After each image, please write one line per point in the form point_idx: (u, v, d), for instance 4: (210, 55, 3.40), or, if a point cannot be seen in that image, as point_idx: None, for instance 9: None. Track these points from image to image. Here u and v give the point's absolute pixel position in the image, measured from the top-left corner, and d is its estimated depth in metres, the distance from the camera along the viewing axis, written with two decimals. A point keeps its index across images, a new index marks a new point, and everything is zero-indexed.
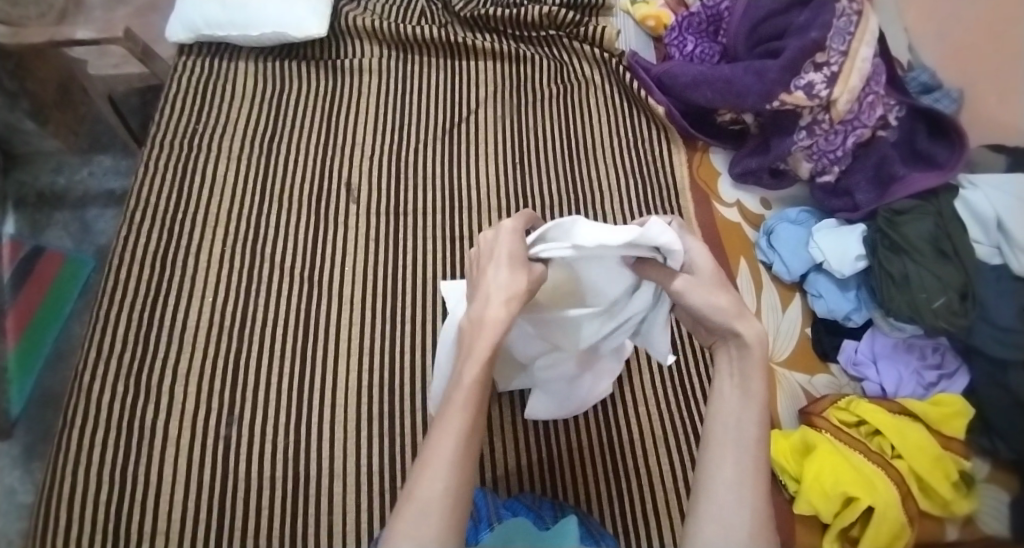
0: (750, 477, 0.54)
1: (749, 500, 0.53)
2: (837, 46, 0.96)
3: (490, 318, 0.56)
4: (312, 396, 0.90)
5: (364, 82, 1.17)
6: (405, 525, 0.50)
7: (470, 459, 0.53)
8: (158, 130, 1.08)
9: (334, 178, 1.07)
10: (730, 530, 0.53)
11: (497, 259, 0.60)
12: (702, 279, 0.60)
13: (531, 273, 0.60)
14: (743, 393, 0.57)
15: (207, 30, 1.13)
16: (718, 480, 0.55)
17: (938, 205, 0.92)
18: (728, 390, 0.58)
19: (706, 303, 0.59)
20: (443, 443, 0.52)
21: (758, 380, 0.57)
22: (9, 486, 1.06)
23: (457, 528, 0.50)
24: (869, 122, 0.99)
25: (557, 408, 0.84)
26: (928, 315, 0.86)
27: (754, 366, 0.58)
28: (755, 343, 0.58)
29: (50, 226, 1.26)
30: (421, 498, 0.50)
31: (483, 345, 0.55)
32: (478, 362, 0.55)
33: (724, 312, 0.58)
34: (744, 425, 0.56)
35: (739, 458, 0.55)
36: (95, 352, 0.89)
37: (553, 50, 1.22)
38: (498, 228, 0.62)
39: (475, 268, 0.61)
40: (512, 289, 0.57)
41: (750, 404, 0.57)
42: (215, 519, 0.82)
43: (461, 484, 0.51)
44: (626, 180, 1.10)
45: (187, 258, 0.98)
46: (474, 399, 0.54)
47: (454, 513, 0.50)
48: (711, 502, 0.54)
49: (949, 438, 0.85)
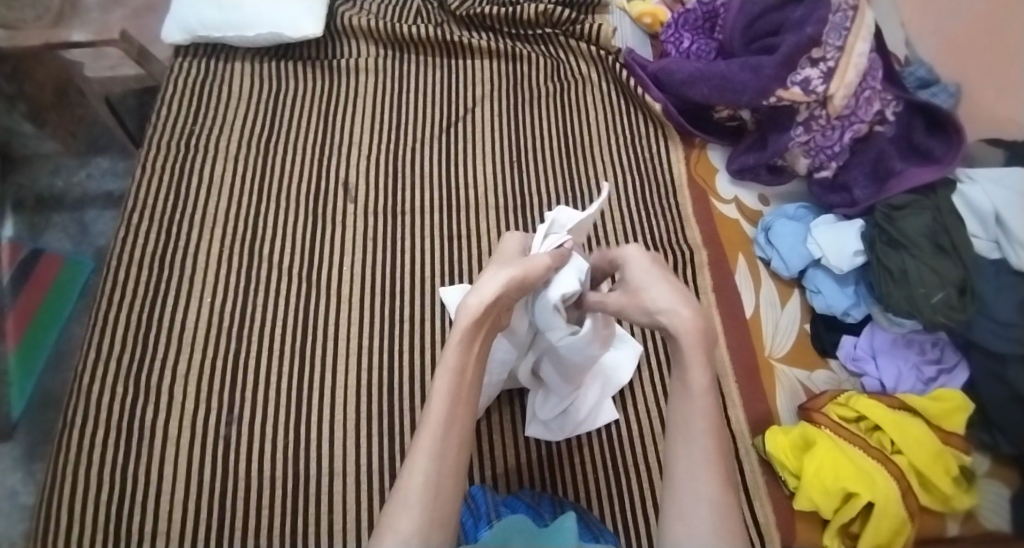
0: (704, 467, 0.59)
1: (705, 492, 0.58)
2: (834, 41, 0.95)
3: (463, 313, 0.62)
4: (311, 393, 0.90)
5: (361, 82, 1.17)
6: (391, 519, 0.56)
7: (450, 450, 0.59)
8: (155, 131, 1.08)
9: (332, 178, 1.07)
10: (692, 525, 0.58)
11: (491, 268, 0.66)
12: (633, 284, 0.67)
13: (521, 268, 0.64)
14: (685, 388, 0.62)
15: (203, 31, 1.13)
16: (676, 471, 0.60)
17: (937, 200, 0.92)
18: (674, 385, 0.64)
19: (637, 307, 0.65)
20: (426, 433, 0.59)
21: (695, 373, 0.62)
22: (10, 487, 1.06)
23: (440, 516, 0.56)
24: (866, 117, 0.99)
25: (556, 432, 0.85)
26: (925, 309, 0.86)
27: (688, 358, 0.62)
28: (684, 338, 0.62)
29: (48, 228, 1.26)
30: (405, 489, 0.57)
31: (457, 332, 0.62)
32: (454, 350, 0.62)
33: (650, 308, 0.64)
34: (690, 417, 0.62)
35: (690, 447, 0.61)
36: (94, 353, 0.89)
37: (549, 48, 1.22)
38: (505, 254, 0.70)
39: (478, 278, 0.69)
40: (486, 287, 0.63)
41: (692, 396, 0.62)
42: (215, 520, 0.82)
43: (439, 475, 0.57)
44: (623, 176, 1.10)
45: (185, 258, 0.98)
46: (448, 387, 0.60)
47: (434, 500, 0.56)
48: (675, 500, 0.59)
49: (948, 433, 0.85)
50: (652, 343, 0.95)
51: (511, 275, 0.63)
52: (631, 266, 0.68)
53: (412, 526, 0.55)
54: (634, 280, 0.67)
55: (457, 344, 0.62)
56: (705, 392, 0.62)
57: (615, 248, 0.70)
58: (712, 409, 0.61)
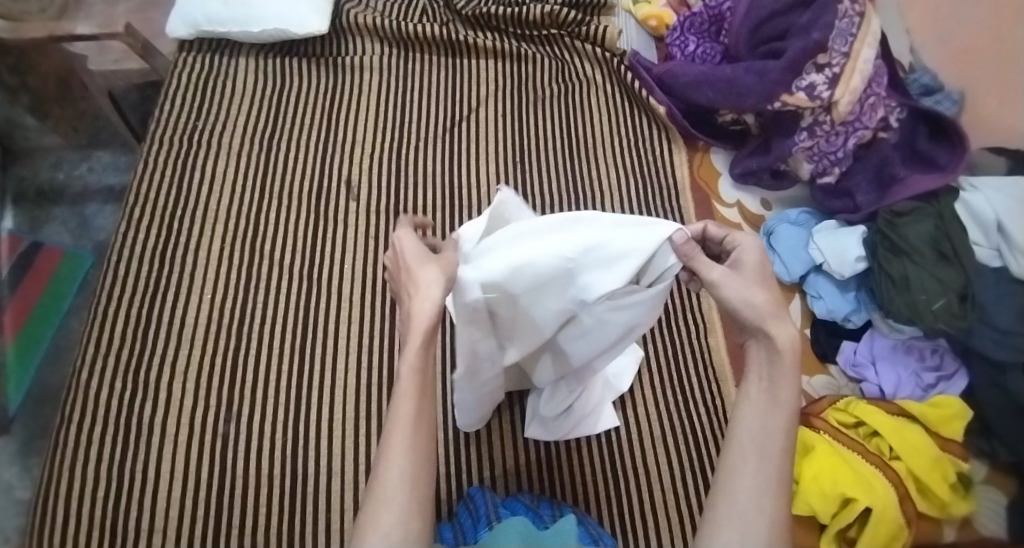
0: (773, 483, 0.52)
1: (770, 508, 0.51)
2: (839, 47, 0.96)
3: (416, 311, 0.54)
4: (310, 394, 0.89)
5: (365, 79, 1.17)
6: (370, 516, 0.50)
7: (425, 442, 0.53)
8: (158, 125, 1.08)
9: (335, 176, 1.07)
10: (747, 535, 0.51)
11: (418, 262, 0.57)
12: (743, 273, 0.58)
13: (442, 263, 0.58)
14: (772, 399, 0.55)
15: (208, 26, 1.12)
16: (740, 480, 0.53)
17: (939, 207, 0.93)
18: (755, 395, 0.56)
19: (740, 298, 0.56)
20: (395, 430, 0.53)
21: (789, 389, 0.55)
22: (6, 482, 1.05)
23: (421, 510, 0.51)
24: (870, 124, 0.99)
25: (555, 434, 0.84)
26: (927, 315, 0.86)
27: (785, 373, 0.55)
28: (788, 351, 0.55)
29: (48, 221, 1.26)
30: (383, 485, 0.51)
31: (414, 332, 0.54)
32: (412, 351, 0.54)
33: (757, 311, 0.55)
34: (770, 434, 0.54)
35: (761, 465, 0.53)
36: (93, 348, 0.89)
37: (554, 49, 1.22)
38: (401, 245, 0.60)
39: (396, 281, 0.59)
40: (426, 280, 0.56)
41: (777, 411, 0.54)
42: (213, 517, 0.81)
43: (417, 469, 0.52)
44: (626, 178, 1.10)
45: (187, 254, 0.98)
46: (415, 383, 0.54)
47: (414, 492, 0.51)
48: (730, 506, 0.52)
49: (947, 440, 0.85)
50: (656, 344, 0.96)
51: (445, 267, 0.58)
52: (745, 255, 0.59)
53: (393, 523, 0.50)
54: (743, 269, 0.58)
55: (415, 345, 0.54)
56: (792, 412, 0.54)
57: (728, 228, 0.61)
58: (793, 430, 0.54)
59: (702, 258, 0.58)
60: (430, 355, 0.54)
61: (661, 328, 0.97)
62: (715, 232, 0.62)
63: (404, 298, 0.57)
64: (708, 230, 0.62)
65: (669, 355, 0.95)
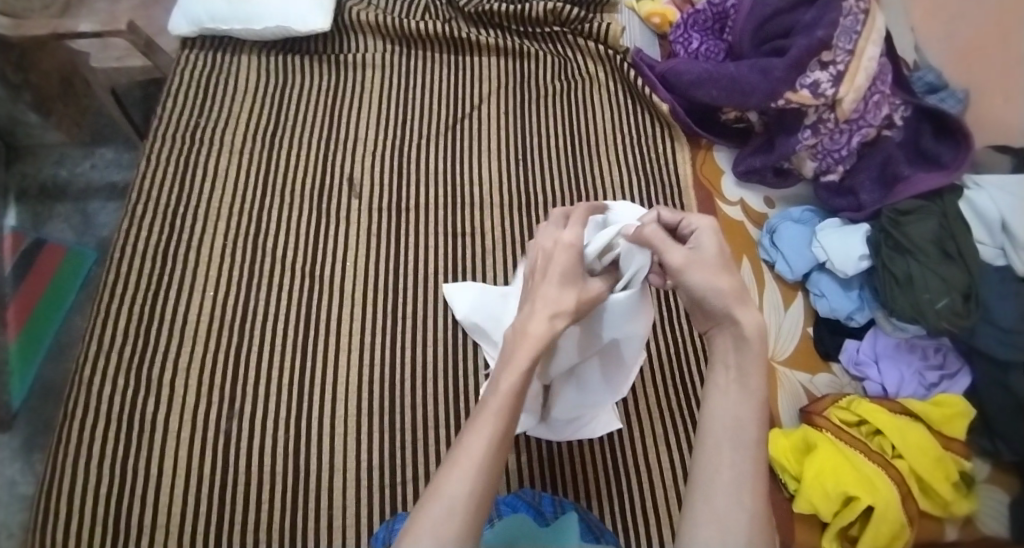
0: (750, 476, 0.51)
1: (748, 503, 0.50)
2: (844, 45, 0.95)
3: (533, 333, 0.57)
4: (313, 391, 0.90)
5: (367, 76, 1.17)
6: (427, 521, 0.50)
7: (498, 463, 0.53)
8: (160, 123, 1.08)
9: (337, 173, 1.07)
10: (729, 533, 0.49)
11: (552, 275, 0.60)
12: (707, 259, 0.58)
13: (581, 290, 0.61)
14: (741, 391, 0.54)
15: (210, 23, 1.12)
16: (716, 474, 0.51)
17: (944, 206, 0.92)
18: (724, 386, 0.55)
19: (706, 284, 0.56)
20: (473, 443, 0.53)
21: (757, 377, 0.54)
22: (9, 478, 1.06)
23: (478, 525, 0.50)
24: (874, 121, 0.99)
25: (559, 433, 0.83)
26: (931, 315, 0.86)
27: (752, 360, 0.55)
28: (756, 339, 0.55)
29: (50, 218, 1.26)
30: (446, 493, 0.51)
31: (520, 357, 0.56)
32: (514, 373, 0.56)
33: (723, 297, 0.55)
34: (743, 425, 0.53)
35: (735, 457, 0.52)
36: (96, 345, 0.89)
37: (558, 46, 1.21)
38: (555, 240, 0.62)
39: (532, 279, 0.62)
40: (560, 304, 0.59)
41: (746, 402, 0.54)
42: (215, 514, 0.82)
43: (485, 487, 0.52)
44: (630, 176, 1.10)
45: (189, 251, 0.98)
46: (507, 406, 0.54)
47: (478, 509, 0.51)
48: (709, 503, 0.51)
49: (949, 439, 0.85)
50: (656, 342, 0.96)
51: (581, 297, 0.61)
52: (703, 237, 0.59)
53: (451, 532, 0.49)
54: (703, 250, 0.58)
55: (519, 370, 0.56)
56: (762, 402, 0.54)
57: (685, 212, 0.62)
58: (765, 420, 0.54)
59: (663, 242, 0.59)
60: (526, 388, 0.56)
61: (660, 326, 0.97)
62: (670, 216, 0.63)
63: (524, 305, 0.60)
64: (663, 218, 0.63)
65: (670, 353, 0.95)
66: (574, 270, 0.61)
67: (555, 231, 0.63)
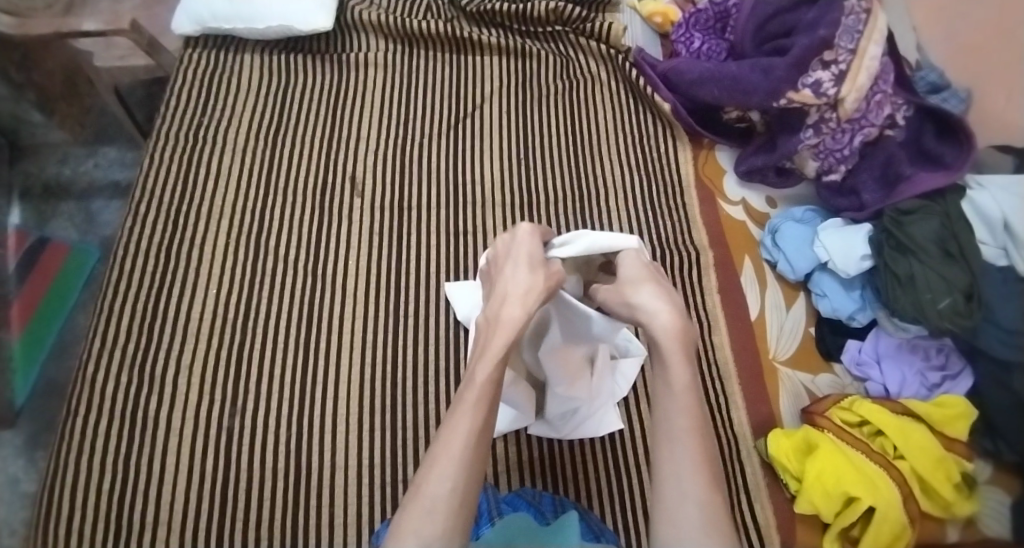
0: (689, 467, 0.61)
1: (692, 492, 0.60)
2: (845, 44, 0.94)
3: (504, 318, 0.65)
4: (315, 390, 0.90)
5: (369, 76, 1.17)
6: (412, 521, 0.55)
7: (477, 459, 0.58)
8: (163, 122, 1.08)
9: (339, 172, 1.07)
10: (684, 520, 0.59)
11: (516, 261, 0.70)
12: (623, 282, 0.73)
13: (548, 271, 0.70)
14: (668, 393, 0.65)
15: (213, 22, 1.13)
16: (664, 474, 0.62)
17: (946, 205, 0.91)
18: (658, 384, 0.67)
19: (621, 302, 0.72)
20: (450, 443, 0.58)
21: (678, 370, 0.65)
22: (12, 475, 1.06)
23: (461, 521, 0.56)
24: (877, 121, 0.98)
25: (562, 431, 0.85)
26: (932, 315, 0.85)
27: (671, 364, 0.65)
28: (666, 338, 0.66)
29: (55, 217, 1.26)
30: (428, 493, 0.56)
31: (493, 348, 0.64)
32: (488, 363, 0.63)
33: (630, 309, 0.71)
34: (672, 416, 0.64)
35: (673, 445, 0.63)
36: (98, 343, 0.89)
37: (560, 45, 1.21)
38: (516, 231, 0.74)
39: (500, 264, 0.72)
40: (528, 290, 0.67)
41: (675, 403, 0.64)
42: (216, 512, 0.82)
43: (465, 485, 0.57)
44: (630, 175, 1.10)
45: (192, 250, 0.98)
46: (483, 398, 0.61)
47: (460, 506, 0.56)
48: (665, 500, 0.61)
49: (951, 440, 0.85)
50: None
51: (547, 281, 0.68)
52: (626, 264, 0.75)
53: (434, 531, 0.54)
54: (630, 274, 0.73)
55: (489, 360, 0.63)
56: (687, 392, 0.64)
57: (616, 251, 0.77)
58: (695, 407, 0.64)
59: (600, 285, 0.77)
60: (501, 377, 0.63)
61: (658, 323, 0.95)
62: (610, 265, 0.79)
63: (494, 293, 0.69)
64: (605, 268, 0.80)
65: None
66: (534, 253, 0.71)
67: (515, 224, 0.75)
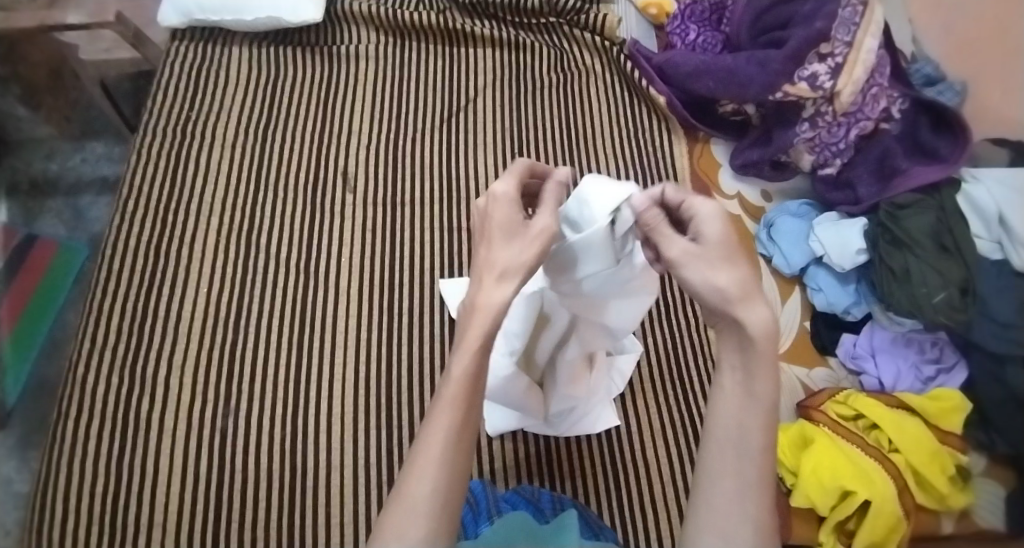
0: (754, 486, 0.51)
1: (752, 514, 0.51)
2: (842, 37, 0.94)
3: (481, 302, 0.53)
4: (309, 388, 0.89)
5: (360, 69, 1.15)
6: (393, 524, 0.50)
7: (462, 455, 0.52)
8: (151, 116, 1.06)
9: (331, 165, 1.06)
10: (730, 536, 0.50)
11: (492, 238, 0.55)
12: (708, 249, 0.52)
13: (532, 243, 0.55)
14: (747, 394, 0.53)
15: (200, 14, 1.11)
16: (721, 480, 0.52)
17: (941, 199, 0.91)
18: (730, 391, 0.53)
19: (704, 281, 0.52)
20: (430, 441, 0.52)
21: (764, 381, 0.52)
22: (5, 475, 1.05)
23: (446, 521, 0.51)
24: (872, 114, 0.99)
25: (561, 429, 0.85)
26: (928, 310, 0.86)
27: (759, 364, 0.52)
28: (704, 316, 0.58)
29: (42, 214, 1.24)
30: (409, 494, 0.50)
31: (470, 336, 0.52)
32: (466, 356, 0.52)
33: (725, 294, 0.51)
34: (747, 429, 0.52)
35: (741, 465, 0.52)
36: (89, 343, 0.88)
37: (553, 37, 1.20)
38: (492, 195, 0.57)
39: (475, 243, 0.57)
40: (509, 266, 0.54)
41: (755, 407, 0.52)
42: (212, 512, 0.81)
43: (449, 483, 0.51)
44: (624, 168, 1.09)
45: (182, 247, 0.97)
46: (462, 394, 0.52)
47: (444, 508, 0.51)
48: (711, 507, 0.52)
49: (946, 433, 0.85)
50: (652, 336, 0.95)
51: (532, 255, 0.55)
52: (708, 223, 0.53)
53: (418, 533, 0.49)
54: (712, 242, 0.52)
55: (468, 353, 0.53)
56: (769, 410, 0.52)
57: (688, 195, 0.56)
58: (772, 425, 0.52)
59: (664, 231, 0.54)
60: (483, 365, 0.53)
61: (659, 318, 0.97)
62: (670, 200, 0.57)
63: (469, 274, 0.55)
64: (665, 196, 0.57)
65: (670, 347, 0.95)
66: (511, 225, 0.56)
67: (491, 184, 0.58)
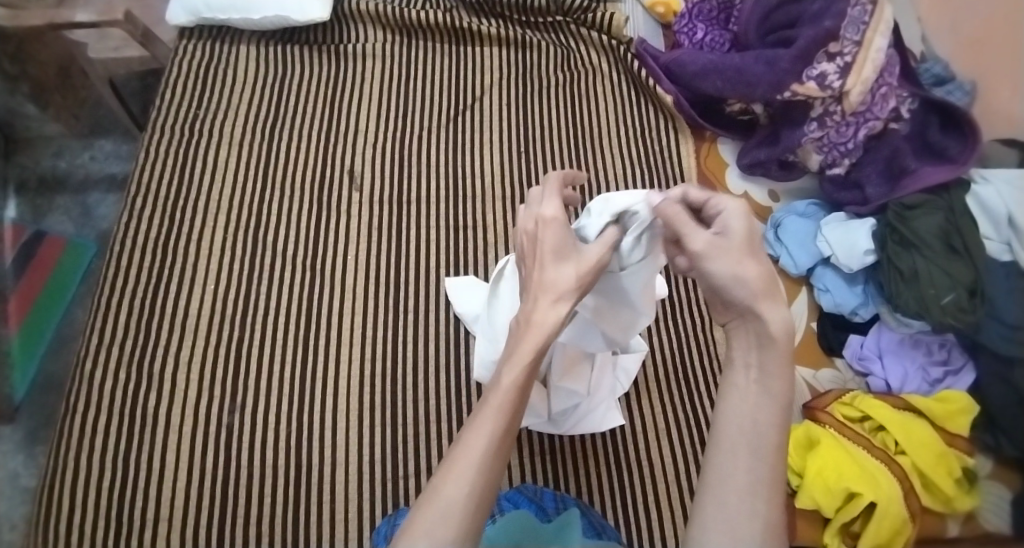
0: (766, 484, 0.49)
1: (762, 511, 0.48)
2: (851, 35, 0.93)
3: (536, 320, 0.56)
4: (314, 385, 0.89)
5: (367, 67, 1.16)
6: (423, 524, 0.47)
7: (500, 463, 0.51)
8: (159, 114, 1.07)
9: (338, 164, 1.06)
10: (737, 535, 0.48)
11: (543, 260, 0.57)
12: (731, 245, 0.54)
13: (578, 262, 0.58)
14: (762, 392, 0.52)
15: (207, 13, 1.11)
16: (731, 478, 0.50)
17: (950, 199, 0.91)
18: (744, 387, 0.53)
19: (728, 275, 0.53)
20: (472, 444, 0.51)
21: (780, 378, 0.52)
22: (12, 470, 1.06)
23: (478, 525, 0.48)
24: (882, 114, 0.97)
25: (563, 427, 0.85)
26: (936, 311, 0.86)
27: (776, 360, 0.52)
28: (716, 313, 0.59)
29: (51, 210, 1.25)
30: (443, 494, 0.49)
31: (523, 349, 0.55)
32: (518, 367, 0.54)
33: (748, 288, 0.52)
34: (761, 424, 0.51)
35: (753, 462, 0.50)
36: (96, 340, 0.89)
37: (560, 37, 1.20)
38: (538, 216, 0.59)
39: (527, 265, 0.59)
40: (560, 285, 0.56)
41: (768, 403, 0.52)
42: (216, 509, 0.82)
43: (485, 487, 0.49)
44: (632, 167, 1.09)
45: (188, 246, 0.97)
46: (511, 403, 0.53)
47: (477, 512, 0.48)
48: (718, 504, 0.49)
49: (954, 435, 0.84)
50: (659, 337, 0.95)
51: (580, 270, 0.57)
52: (731, 220, 0.55)
53: (449, 533, 0.47)
54: (735, 238, 0.54)
55: (518, 366, 0.54)
56: (785, 409, 0.52)
57: (711, 194, 0.57)
58: (784, 425, 0.51)
59: (683, 223, 0.56)
60: (532, 379, 0.55)
61: (665, 321, 0.96)
62: (694, 197, 0.59)
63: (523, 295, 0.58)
64: (688, 196, 0.59)
65: (676, 347, 0.95)
66: (565, 245, 0.58)
67: (537, 204, 0.60)
